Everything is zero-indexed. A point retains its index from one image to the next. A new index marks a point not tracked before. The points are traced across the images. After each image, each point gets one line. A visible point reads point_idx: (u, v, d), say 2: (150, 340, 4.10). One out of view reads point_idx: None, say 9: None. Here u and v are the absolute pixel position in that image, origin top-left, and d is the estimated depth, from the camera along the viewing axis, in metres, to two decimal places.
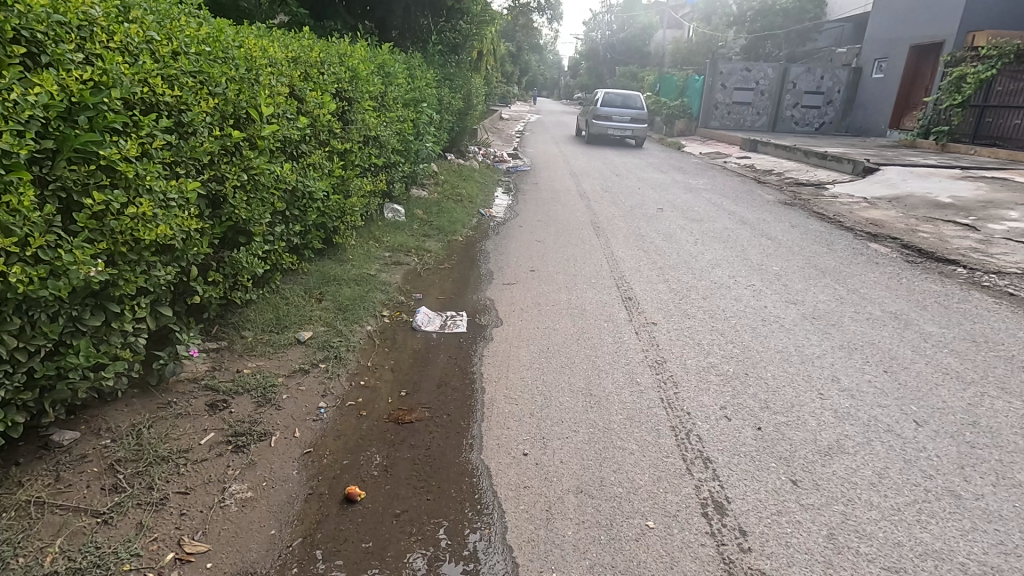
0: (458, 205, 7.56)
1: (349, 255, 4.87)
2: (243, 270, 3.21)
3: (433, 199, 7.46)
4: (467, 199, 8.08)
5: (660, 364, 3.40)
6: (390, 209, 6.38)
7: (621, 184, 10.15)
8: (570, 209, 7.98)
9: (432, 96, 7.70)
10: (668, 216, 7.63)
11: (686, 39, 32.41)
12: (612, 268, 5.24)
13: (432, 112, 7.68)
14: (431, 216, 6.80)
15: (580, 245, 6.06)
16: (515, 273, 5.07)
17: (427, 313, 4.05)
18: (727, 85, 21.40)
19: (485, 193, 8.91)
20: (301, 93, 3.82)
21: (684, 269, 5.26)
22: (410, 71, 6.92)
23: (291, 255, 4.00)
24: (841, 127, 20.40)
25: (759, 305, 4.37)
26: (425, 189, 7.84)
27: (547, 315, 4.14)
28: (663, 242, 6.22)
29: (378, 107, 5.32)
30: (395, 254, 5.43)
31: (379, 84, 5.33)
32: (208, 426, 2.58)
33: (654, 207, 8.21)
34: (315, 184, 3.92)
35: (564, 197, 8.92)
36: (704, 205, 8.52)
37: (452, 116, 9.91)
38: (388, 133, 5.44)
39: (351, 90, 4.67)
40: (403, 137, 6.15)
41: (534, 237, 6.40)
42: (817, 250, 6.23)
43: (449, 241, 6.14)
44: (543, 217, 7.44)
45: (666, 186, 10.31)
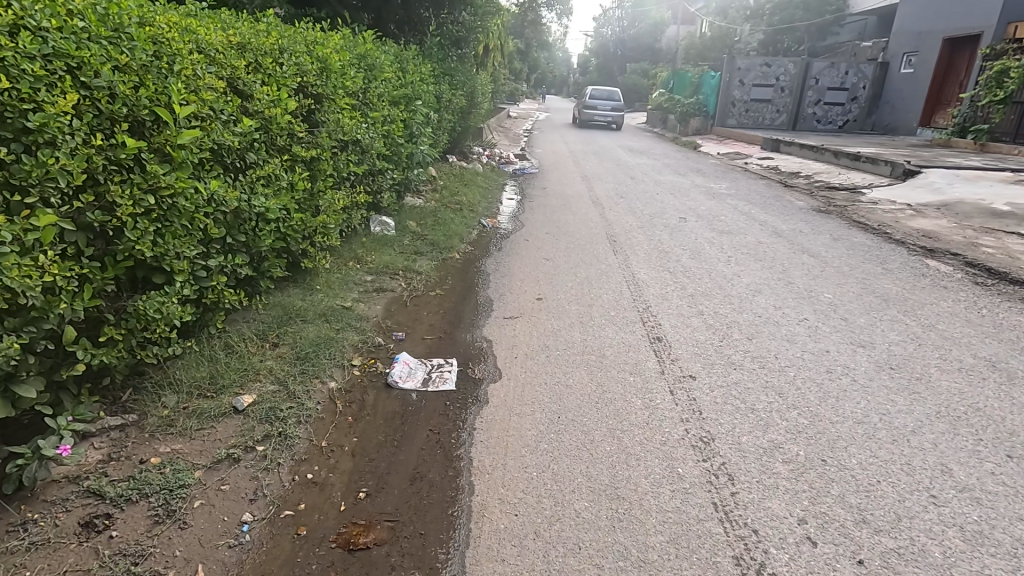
0: (456, 215, 6.77)
1: (320, 283, 4.11)
2: (155, 323, 2.42)
3: (429, 209, 6.69)
4: (467, 207, 7.28)
5: (707, 444, 2.58)
6: (377, 223, 5.62)
7: (637, 188, 9.30)
8: (582, 218, 7.17)
9: (429, 92, 6.93)
10: (692, 227, 6.79)
11: (701, 34, 31.35)
12: (633, 296, 4.43)
13: (428, 112, 6.89)
14: (425, 229, 6.02)
15: (595, 264, 5.25)
16: (519, 304, 4.26)
17: (407, 363, 3.25)
18: (745, 81, 20.25)
19: (488, 200, 8.11)
20: (247, 87, 3.03)
21: (719, 297, 4.42)
22: (403, 64, 6.13)
23: (238, 290, 3.23)
24: (867, 125, 19.37)
25: (819, 349, 3.54)
26: (421, 196, 7.08)
27: (556, 364, 3.32)
28: (690, 261, 5.40)
29: (359, 105, 4.54)
30: (379, 278, 4.64)
31: (361, 79, 4.55)
32: (70, 565, 1.80)
33: (676, 216, 7.37)
34: (267, 203, 3.14)
35: (575, 203, 8.10)
36: (731, 214, 7.66)
37: (453, 116, 9.11)
38: (372, 136, 4.66)
39: (322, 84, 3.88)
40: (392, 141, 5.36)
41: (541, 254, 5.58)
42: (870, 269, 5.37)
43: (443, 260, 5.35)
44: (551, 229, 6.62)
45: (686, 190, 9.44)
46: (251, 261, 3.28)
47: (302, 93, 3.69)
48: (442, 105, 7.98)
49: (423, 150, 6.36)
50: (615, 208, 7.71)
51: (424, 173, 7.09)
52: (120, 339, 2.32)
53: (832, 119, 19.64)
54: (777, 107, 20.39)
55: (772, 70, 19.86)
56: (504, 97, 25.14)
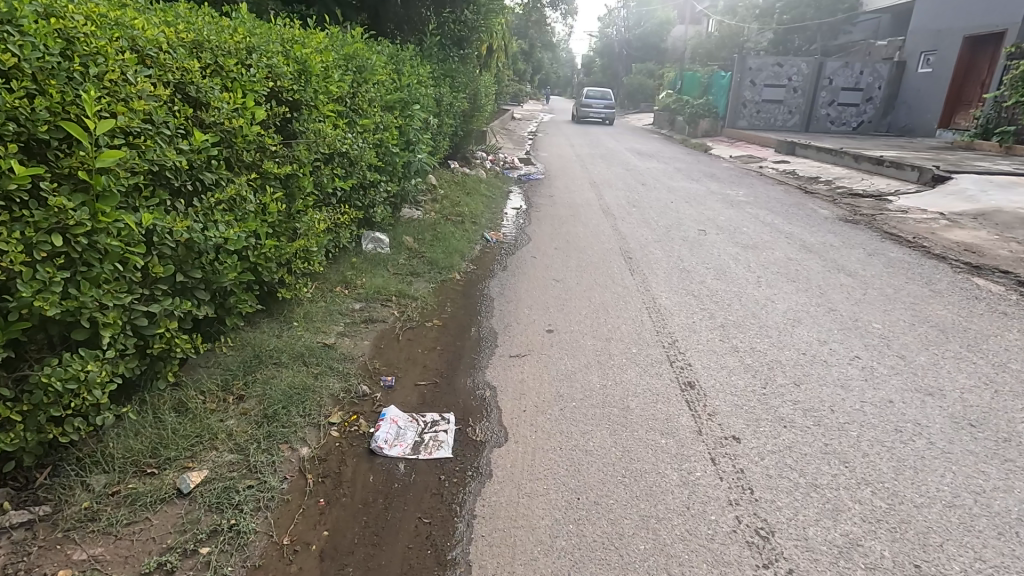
0: (457, 228, 6.26)
1: (299, 316, 3.61)
2: (71, 394, 1.93)
3: (428, 222, 6.18)
4: (469, 219, 6.75)
5: (764, 542, 2.07)
6: (373, 240, 5.12)
7: (649, 196, 8.76)
8: (593, 230, 6.65)
9: (429, 96, 6.41)
10: (714, 240, 6.26)
11: (709, 33, 30.69)
12: (657, 327, 3.91)
13: (426, 116, 6.37)
14: (423, 245, 5.50)
15: (610, 286, 4.73)
16: (527, 338, 3.74)
17: (395, 422, 2.74)
18: (756, 81, 19.51)
19: (492, 209, 7.61)
20: (204, 94, 2.52)
21: (754, 328, 3.90)
22: (397, 66, 5.61)
23: (195, 335, 2.73)
24: (882, 126, 18.87)
25: (881, 399, 3.01)
26: (419, 207, 6.58)
27: (572, 420, 2.80)
28: (716, 281, 4.87)
29: (346, 112, 4.03)
30: (365, 305, 4.12)
31: (348, 82, 4.03)
32: None
33: (695, 227, 6.83)
34: (228, 231, 2.65)
35: (585, 213, 7.58)
36: (753, 225, 7.10)
37: (455, 120, 8.59)
38: (361, 147, 4.15)
39: (301, 89, 3.37)
40: (385, 150, 4.85)
41: (548, 274, 5.05)
42: (917, 291, 4.82)
43: (442, 281, 4.83)
44: (560, 243, 6.11)
45: (702, 198, 8.89)
46: (211, 299, 2.79)
47: (275, 100, 3.18)
48: (442, 108, 7.47)
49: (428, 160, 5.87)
50: (628, 219, 7.17)
51: (421, 182, 6.57)
52: (19, 420, 1.82)
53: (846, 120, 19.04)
54: (789, 108, 19.61)
55: (784, 71, 19.13)
56: (508, 98, 24.61)
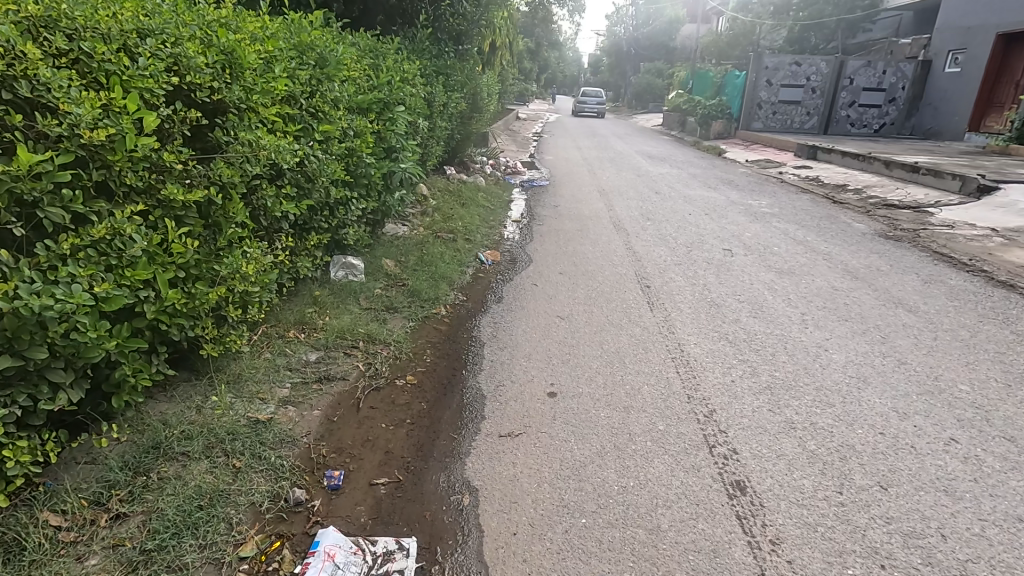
0: (448, 247, 5.46)
1: (230, 378, 2.83)
2: None
3: (415, 241, 5.39)
4: (463, 236, 5.93)
5: None
6: (344, 267, 4.32)
7: (664, 207, 7.92)
8: (604, 249, 5.84)
9: (416, 97, 5.60)
10: (743, 264, 5.42)
11: (721, 32, 29.73)
12: (688, 390, 3.09)
13: (413, 119, 5.57)
14: (405, 272, 4.69)
15: (625, 326, 3.91)
16: (522, 406, 2.93)
17: (331, 558, 1.93)
18: (773, 81, 18.56)
19: (489, 222, 6.81)
20: (48, 94, 1.78)
21: (810, 393, 3.07)
22: (377, 60, 4.80)
23: (49, 433, 1.95)
24: (906, 128, 17.97)
25: (1006, 517, 2.19)
26: (405, 223, 5.79)
27: (581, 554, 1.99)
28: (753, 320, 4.05)
29: (300, 116, 3.27)
30: (323, 355, 3.33)
31: (304, 79, 3.26)
32: None
33: (719, 247, 6.00)
34: (91, 287, 1.88)
35: (594, 227, 6.77)
36: (785, 244, 6.27)
37: (450, 122, 7.77)
38: (316, 159, 3.36)
39: (230, 85, 2.57)
40: (356, 162, 4.08)
41: (550, 307, 4.24)
42: (998, 333, 3.99)
43: (423, 318, 4.02)
44: (566, 265, 5.30)
45: (723, 209, 8.03)
46: (80, 379, 2.02)
47: (189, 101, 2.43)
48: (434, 109, 6.64)
49: (415, 171, 5.06)
50: (643, 236, 6.34)
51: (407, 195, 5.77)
52: None
53: (868, 121, 18.12)
54: (807, 109, 18.64)
55: (803, 70, 18.07)
56: (513, 97, 23.74)
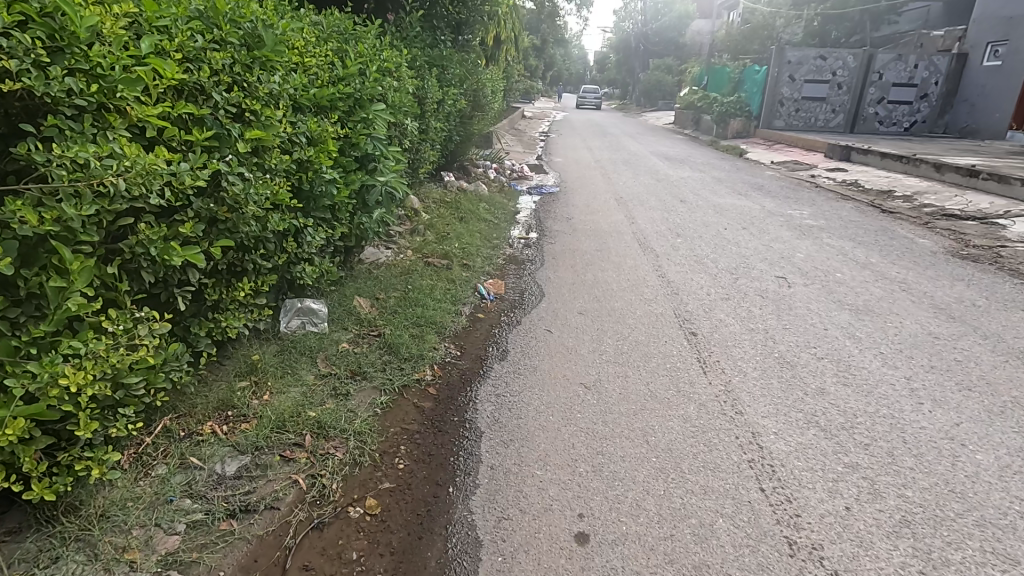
0: (439, 277, 4.43)
1: (81, 529, 1.82)
2: None
3: (399, 272, 4.37)
4: (459, 261, 4.89)
5: None
6: (300, 316, 3.31)
7: (694, 220, 6.87)
8: (631, 276, 4.81)
9: (402, 93, 4.56)
10: (805, 299, 4.37)
11: (736, 25, 28.47)
12: (786, 529, 2.06)
13: (398, 120, 4.54)
14: (383, 317, 3.67)
15: (674, 403, 2.88)
16: (538, 565, 1.91)
17: None
18: (795, 77, 17.42)
19: (492, 239, 5.79)
20: None
21: (971, 535, 2.04)
22: (347, 43, 3.75)
23: None
24: (938, 126, 16.85)
25: None
26: (389, 247, 4.79)
27: None
28: (845, 391, 3.00)
29: (212, 119, 2.25)
30: (248, 463, 2.30)
31: (216, 65, 2.25)
32: None
33: (770, 273, 4.95)
34: None
35: (616, 246, 5.73)
36: (847, 268, 5.21)
37: (447, 123, 6.72)
38: (238, 181, 2.34)
39: (51, 70, 1.58)
40: (312, 180, 3.06)
41: (569, 370, 3.20)
42: None
43: (401, 389, 3.00)
44: (586, 301, 4.26)
45: (762, 222, 6.97)
46: None
47: None
48: (426, 107, 5.60)
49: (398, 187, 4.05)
50: (676, 260, 5.30)
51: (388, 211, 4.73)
52: None
53: (897, 119, 16.98)
54: (833, 106, 17.48)
55: (829, 64, 16.90)
56: (518, 95, 22.68)
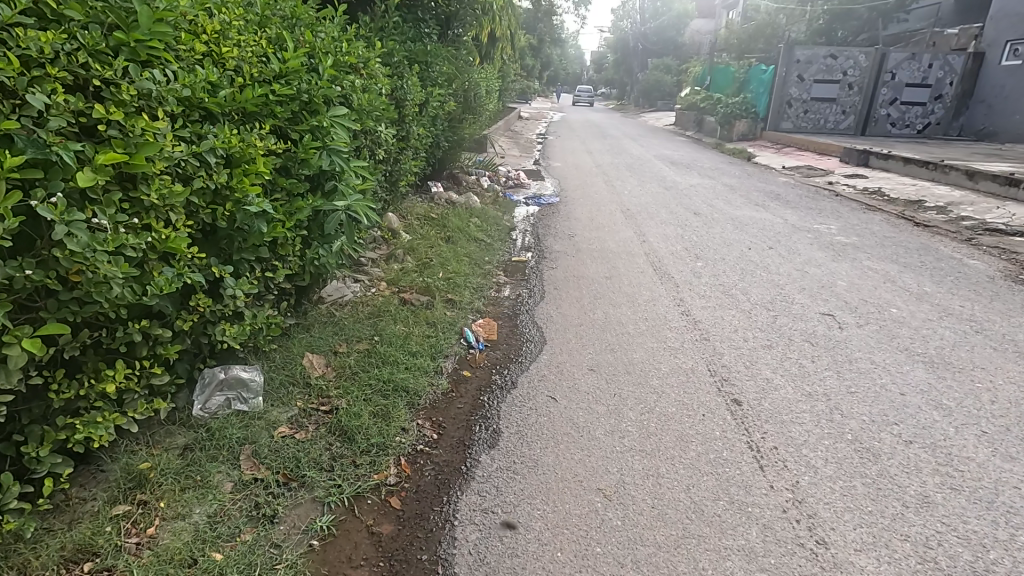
0: (415, 320, 3.60)
1: None
2: None
3: (368, 316, 3.55)
4: (443, 295, 4.08)
5: None
6: (225, 391, 2.50)
7: (712, 238, 6.09)
8: (649, 314, 4.02)
9: (370, 94, 3.74)
10: (864, 346, 3.58)
11: (738, 24, 27.74)
12: None
13: (365, 127, 3.72)
14: (340, 383, 2.86)
15: (727, 524, 2.09)
16: None
17: None
18: (804, 76, 16.69)
19: (483, 263, 4.99)
20: None
21: None
22: (292, 29, 2.90)
23: None
24: (953, 129, 16.16)
25: None
26: (359, 280, 3.99)
27: None
28: (955, 500, 2.22)
29: (28, 137, 1.45)
30: None
31: (33, 53, 1.46)
32: None
33: (813, 308, 4.17)
34: None
35: (628, 272, 4.94)
36: (901, 299, 4.45)
37: (433, 128, 5.92)
38: (85, 231, 1.55)
39: None
40: (233, 213, 2.25)
41: (580, 468, 2.40)
42: None
43: (353, 501, 2.19)
44: (597, 351, 3.46)
45: (789, 239, 6.20)
46: None
47: None
48: (405, 110, 4.76)
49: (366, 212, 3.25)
50: (700, 291, 4.50)
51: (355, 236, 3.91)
52: None
53: (910, 122, 16.26)
54: (843, 107, 16.74)
55: (839, 63, 16.15)
56: (514, 95, 21.82)
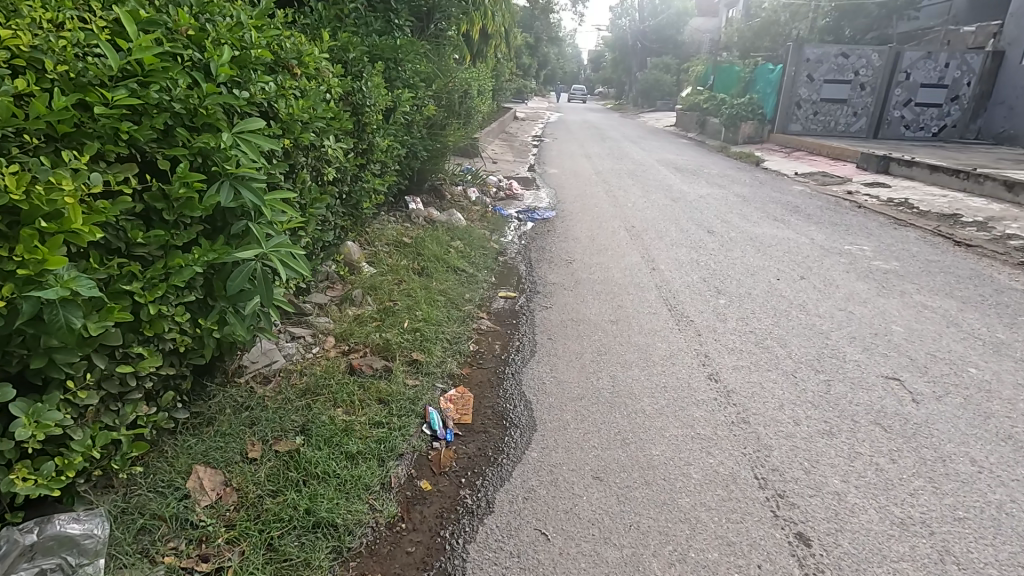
0: (361, 400, 2.73)
1: None
2: None
3: (300, 397, 2.69)
4: (406, 355, 3.21)
5: None
6: (37, 560, 1.58)
7: (733, 264, 5.23)
8: (668, 380, 3.16)
9: (307, 99, 2.88)
10: (954, 433, 2.72)
11: (741, 20, 26.82)
12: None
13: (299, 142, 2.88)
14: (235, 519, 1.99)
15: None
16: None
17: None
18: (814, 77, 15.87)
19: (463, 301, 4.12)
20: None
21: None
22: (169, 5, 2.05)
23: None
24: (970, 131, 15.36)
25: None
26: (298, 339, 3.13)
27: None
28: None
29: None
30: None
31: None
32: None
33: (875, 370, 3.31)
34: None
35: (637, 313, 4.08)
36: (977, 353, 3.59)
37: (407, 136, 5.05)
38: None
39: None
40: (15, 300, 1.41)
41: None
42: None
43: None
44: (602, 445, 2.59)
45: (821, 265, 5.35)
46: None
47: None
48: (364, 118, 3.86)
49: (293, 260, 2.43)
50: (728, 342, 3.64)
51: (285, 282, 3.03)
52: None
53: (924, 124, 15.44)
54: (854, 109, 15.92)
55: (851, 62, 15.34)
56: (509, 95, 20.96)
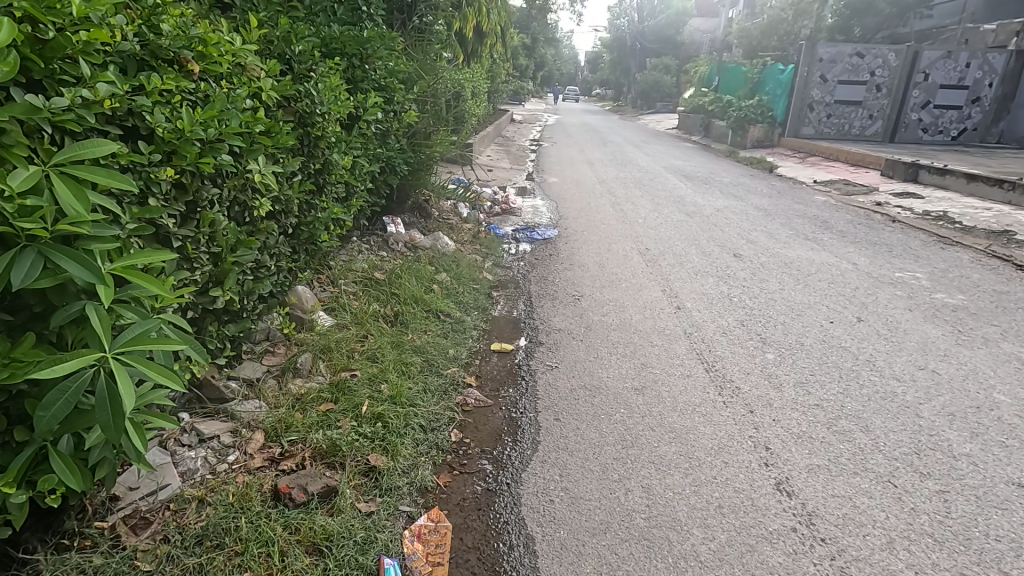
0: (283, 555, 1.84)
1: None
2: None
3: (191, 552, 1.79)
4: (361, 460, 2.32)
5: None
6: None
7: (772, 301, 4.38)
8: (724, 494, 2.28)
9: (211, 107, 2.01)
10: None
11: (744, 19, 26.02)
12: None
13: (201, 170, 2.00)
14: None
15: None
16: None
17: None
18: (827, 78, 15.02)
19: (446, 360, 3.24)
20: None
21: None
22: None
23: None
24: (991, 135, 14.70)
25: None
26: (212, 442, 2.26)
27: None
28: None
29: None
30: None
31: None
32: None
33: (999, 472, 2.44)
34: None
35: (666, 376, 3.21)
36: None
37: (380, 148, 4.19)
38: None
39: None
40: None
41: None
42: None
43: None
44: None
45: (877, 300, 4.49)
46: None
47: None
48: (315, 130, 2.98)
49: (154, 365, 1.53)
50: (791, 424, 2.77)
51: (182, 365, 2.15)
52: None
53: (944, 127, 14.64)
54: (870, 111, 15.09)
55: (866, 62, 14.53)
56: (506, 97, 20.08)
